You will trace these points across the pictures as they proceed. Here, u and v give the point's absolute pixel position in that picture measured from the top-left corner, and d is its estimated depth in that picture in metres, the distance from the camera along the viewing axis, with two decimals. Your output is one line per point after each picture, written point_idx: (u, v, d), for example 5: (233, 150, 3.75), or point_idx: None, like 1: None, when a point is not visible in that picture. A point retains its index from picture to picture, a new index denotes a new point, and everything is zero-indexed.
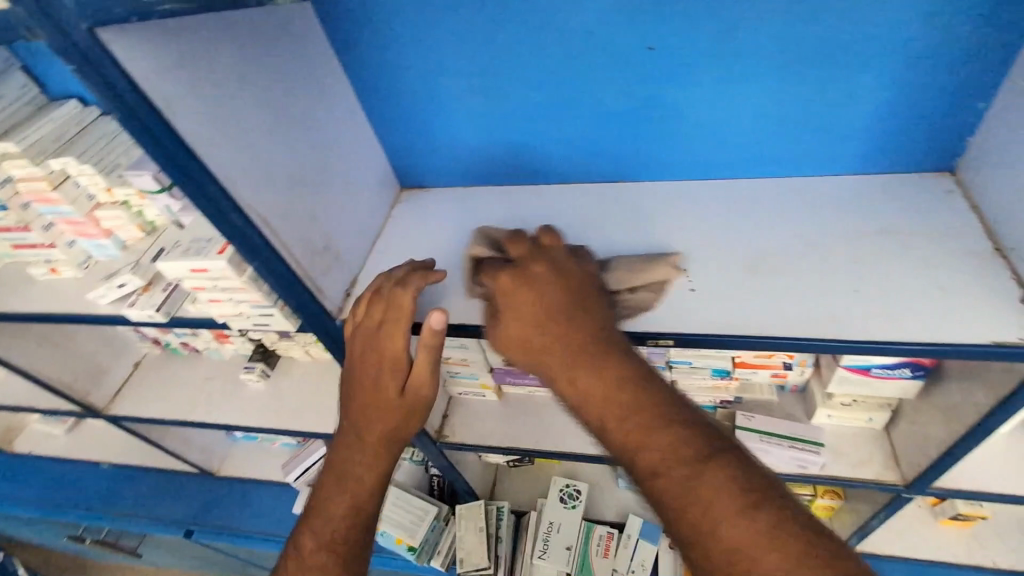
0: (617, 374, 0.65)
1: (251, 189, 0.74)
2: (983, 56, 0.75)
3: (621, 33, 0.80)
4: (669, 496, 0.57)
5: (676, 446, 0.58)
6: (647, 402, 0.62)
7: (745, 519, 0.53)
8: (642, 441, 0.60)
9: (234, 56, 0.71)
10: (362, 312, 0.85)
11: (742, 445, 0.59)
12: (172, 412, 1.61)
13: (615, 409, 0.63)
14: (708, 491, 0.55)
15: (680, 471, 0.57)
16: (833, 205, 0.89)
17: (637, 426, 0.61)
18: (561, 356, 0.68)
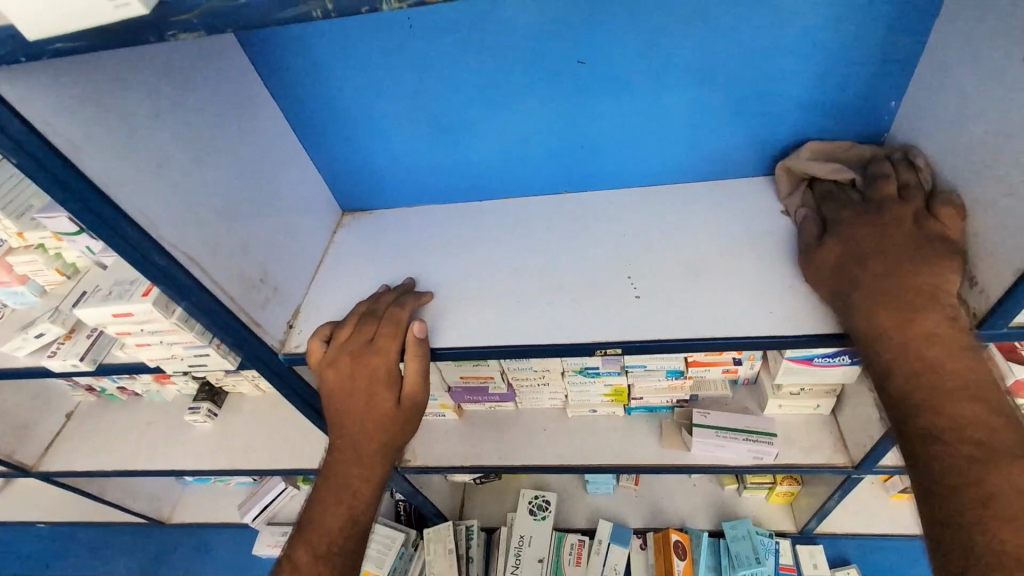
0: (956, 345, 0.66)
1: (175, 228, 0.70)
2: (887, 59, 0.79)
3: (552, 51, 0.81)
4: (953, 456, 0.63)
5: (991, 431, 0.62)
6: (972, 381, 0.65)
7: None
8: (949, 403, 0.65)
9: (148, 90, 0.67)
10: (351, 328, 0.84)
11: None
12: (113, 462, 1.51)
13: (929, 371, 0.66)
14: (999, 475, 0.60)
15: (972, 447, 0.62)
16: (766, 204, 0.92)
17: (944, 392, 0.65)
18: (893, 298, 0.69)
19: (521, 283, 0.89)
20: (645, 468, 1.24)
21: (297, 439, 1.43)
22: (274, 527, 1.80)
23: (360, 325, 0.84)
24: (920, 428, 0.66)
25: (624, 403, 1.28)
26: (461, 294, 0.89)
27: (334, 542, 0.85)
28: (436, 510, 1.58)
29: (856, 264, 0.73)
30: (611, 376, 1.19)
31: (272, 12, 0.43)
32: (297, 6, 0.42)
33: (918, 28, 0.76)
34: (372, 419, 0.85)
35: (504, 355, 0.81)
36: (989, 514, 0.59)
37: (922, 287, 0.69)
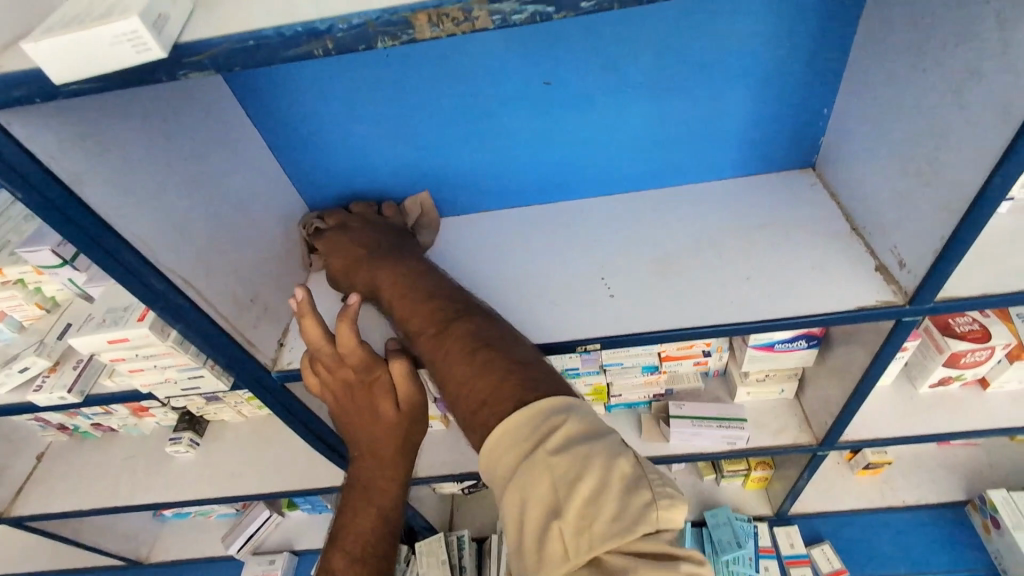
0: (416, 269, 0.85)
1: (169, 253, 0.73)
2: (816, 72, 0.90)
3: (519, 74, 0.88)
4: (425, 348, 0.73)
5: (445, 307, 0.76)
6: (424, 284, 0.81)
7: (463, 353, 0.68)
8: (416, 312, 0.77)
9: (139, 123, 0.70)
10: (325, 355, 0.85)
11: (489, 332, 0.71)
12: (90, 501, 1.47)
13: (408, 290, 0.81)
14: (446, 339, 0.71)
15: (431, 329, 0.74)
16: (722, 205, 1.00)
17: (411, 302, 0.79)
18: (378, 266, 0.87)
19: (502, 290, 0.94)
20: None
21: (286, 462, 1.44)
22: (260, 556, 1.77)
23: (336, 351, 0.85)
24: (412, 341, 0.77)
25: (604, 402, 1.34)
26: None
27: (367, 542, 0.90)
28: (427, 522, 1.61)
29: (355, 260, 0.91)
30: (591, 376, 1.25)
31: (277, 50, 0.47)
32: (301, 45, 0.47)
33: (839, 43, 0.86)
34: (380, 430, 0.87)
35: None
36: (447, 375, 0.68)
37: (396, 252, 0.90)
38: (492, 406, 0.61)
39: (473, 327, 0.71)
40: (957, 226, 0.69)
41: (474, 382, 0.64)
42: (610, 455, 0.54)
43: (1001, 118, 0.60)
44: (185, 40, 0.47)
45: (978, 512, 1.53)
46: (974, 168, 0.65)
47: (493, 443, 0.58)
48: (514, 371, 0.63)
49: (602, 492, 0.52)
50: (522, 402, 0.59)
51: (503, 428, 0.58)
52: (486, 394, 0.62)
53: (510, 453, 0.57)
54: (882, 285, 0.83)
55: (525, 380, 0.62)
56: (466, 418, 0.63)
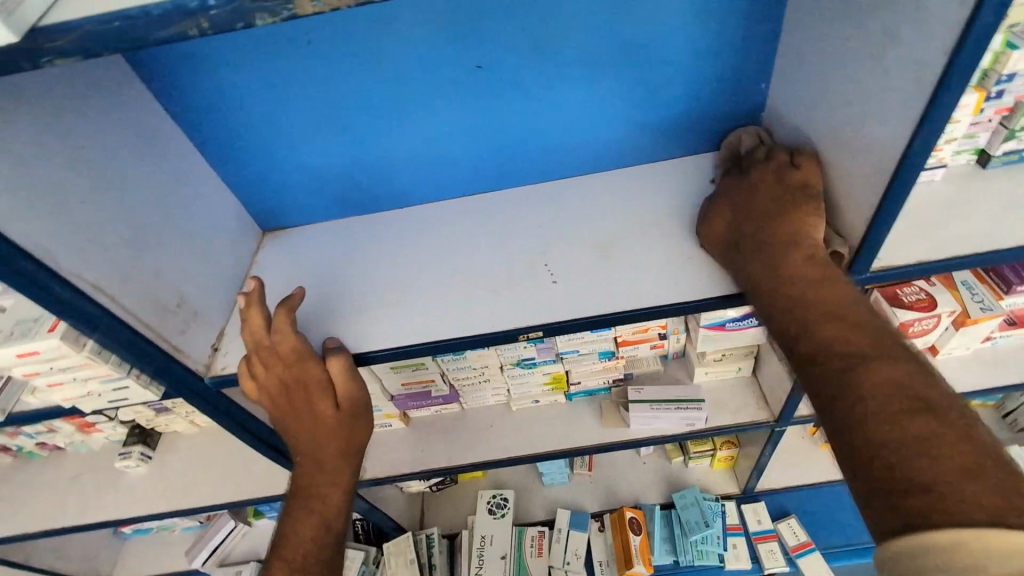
0: (813, 286, 0.71)
1: (73, 256, 0.69)
2: (749, 47, 0.89)
3: (448, 56, 0.85)
4: (822, 377, 0.65)
5: (860, 342, 0.65)
6: (833, 311, 0.69)
7: (893, 412, 0.58)
8: (818, 335, 0.67)
9: (30, 119, 0.66)
10: (262, 351, 0.82)
11: (945, 400, 0.59)
12: (37, 523, 1.41)
13: (798, 312, 0.70)
14: (867, 385, 0.61)
15: (842, 363, 0.64)
16: (666, 185, 0.99)
17: (822, 324, 0.68)
18: (755, 262, 0.76)
19: (446, 282, 0.92)
20: (590, 449, 1.29)
21: (244, 470, 1.40)
22: (226, 569, 1.72)
23: (272, 347, 0.82)
24: (802, 365, 0.68)
25: (564, 390, 1.33)
26: (387, 300, 0.91)
27: (310, 549, 0.87)
28: (396, 523, 1.58)
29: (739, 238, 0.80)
30: (548, 365, 1.23)
31: (149, 31, 0.44)
32: (173, 25, 0.44)
33: (772, 15, 0.85)
34: (322, 428, 0.86)
35: (427, 352, 0.84)
36: (863, 423, 0.60)
37: (761, 247, 0.76)
38: (942, 495, 0.52)
39: (903, 381, 0.60)
40: (884, 193, 0.69)
41: (924, 452, 0.55)
42: None
43: (917, 82, 0.60)
44: (45, 23, 0.43)
45: None
46: (896, 133, 0.65)
47: (955, 547, 0.47)
48: (980, 464, 0.53)
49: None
50: (998, 516, 0.49)
51: (965, 538, 0.47)
52: (926, 478, 0.53)
53: (968, 568, 0.46)
54: None
55: (996, 484, 0.51)
56: (882, 485, 0.55)
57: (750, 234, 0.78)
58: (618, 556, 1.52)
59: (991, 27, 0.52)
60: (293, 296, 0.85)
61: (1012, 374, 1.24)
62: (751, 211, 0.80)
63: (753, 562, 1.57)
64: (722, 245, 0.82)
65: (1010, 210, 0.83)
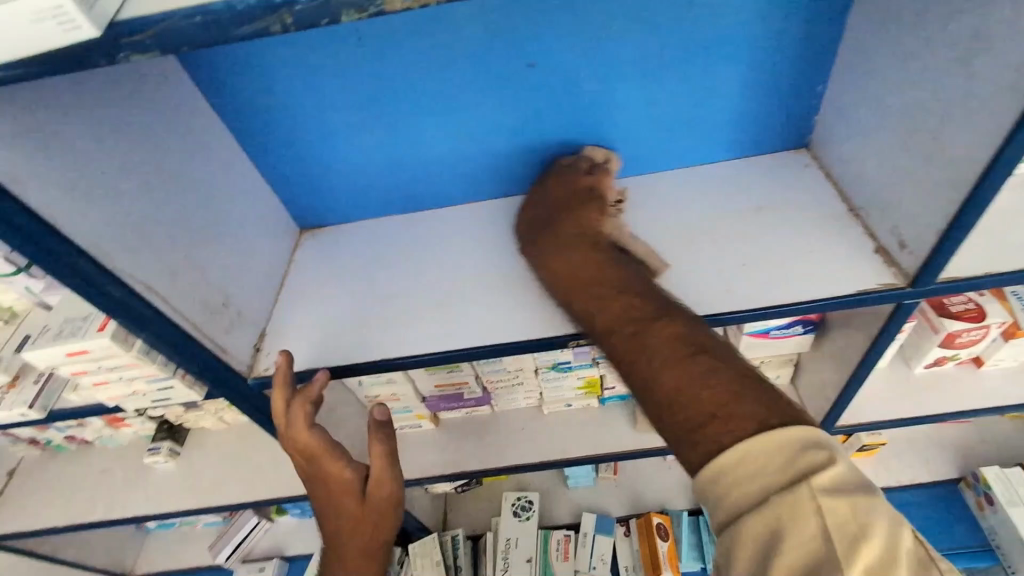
0: (607, 265, 0.78)
1: (128, 257, 0.68)
2: (808, 49, 0.86)
3: (500, 56, 0.83)
4: (620, 348, 0.68)
5: (636, 306, 0.70)
6: (622, 283, 0.75)
7: (675, 359, 0.62)
8: (609, 311, 0.72)
9: (86, 115, 0.65)
10: (286, 445, 0.83)
11: (708, 336, 0.65)
12: (66, 517, 1.41)
13: (598, 291, 0.75)
14: (653, 342, 0.65)
15: (630, 329, 0.68)
16: (715, 190, 0.97)
17: (610, 299, 0.73)
18: (563, 251, 0.82)
19: (491, 285, 0.90)
20: (624, 455, 1.27)
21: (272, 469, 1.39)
22: (249, 565, 1.72)
23: (294, 442, 0.82)
24: (606, 344, 0.71)
25: (598, 395, 1.31)
26: (430, 303, 0.90)
27: None
28: (421, 523, 1.57)
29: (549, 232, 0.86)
30: (584, 369, 1.22)
31: (228, 27, 0.42)
32: (255, 20, 0.42)
33: (836, 13, 0.82)
34: (343, 523, 0.82)
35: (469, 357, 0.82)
36: (650, 380, 0.63)
37: (566, 236, 0.83)
38: (727, 420, 0.55)
39: (681, 331, 0.65)
40: (961, 205, 0.66)
41: (700, 390, 0.58)
42: (892, 519, 0.48)
43: (1010, 89, 0.57)
44: (121, 17, 0.42)
45: (971, 489, 1.54)
46: (980, 142, 0.62)
47: (742, 462, 0.52)
48: (745, 383, 0.58)
49: (888, 566, 0.45)
50: (769, 422, 0.53)
51: (753, 448, 0.52)
52: (697, 414, 0.57)
53: (760, 478, 0.51)
54: (882, 267, 0.80)
55: (759, 397, 0.56)
56: (681, 434, 0.58)
57: (561, 229, 0.85)
58: (645, 562, 1.51)
59: None
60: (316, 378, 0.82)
61: None
62: (562, 208, 0.88)
63: None
64: (530, 241, 0.89)
65: None
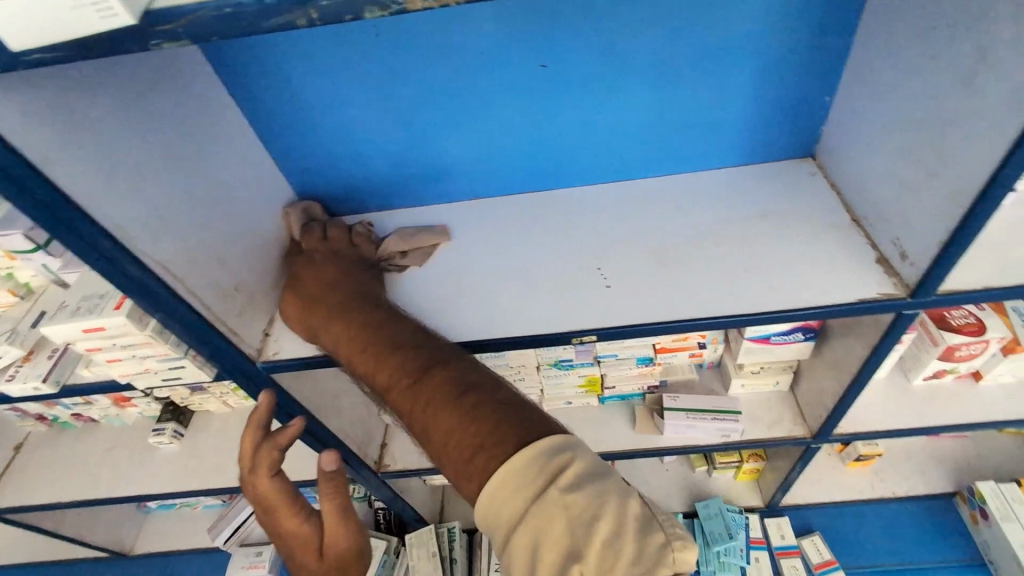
0: (384, 321, 0.81)
1: (146, 238, 0.70)
2: (818, 59, 0.87)
3: (514, 56, 0.85)
4: (401, 401, 0.70)
5: (412, 359, 0.73)
6: (402, 336, 0.78)
7: (443, 402, 0.66)
8: (388, 365, 0.74)
9: (112, 98, 0.67)
10: (247, 489, 0.88)
11: (472, 374, 0.70)
12: (70, 493, 1.44)
13: (378, 350, 0.77)
14: (427, 390, 0.68)
15: (409, 380, 0.71)
16: (720, 195, 0.98)
17: (385, 356, 0.76)
18: (343, 314, 0.83)
19: (495, 280, 0.92)
20: (622, 454, 1.29)
21: None
22: (247, 549, 1.74)
23: (255, 489, 0.87)
24: (388, 401, 0.73)
25: (598, 394, 1.33)
26: (437, 296, 0.91)
27: None
28: (417, 514, 1.59)
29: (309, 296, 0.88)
30: (585, 367, 1.24)
31: (256, 20, 0.44)
32: (282, 14, 0.43)
33: (847, 24, 0.83)
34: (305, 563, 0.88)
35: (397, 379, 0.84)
36: (428, 427, 0.66)
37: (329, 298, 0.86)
38: (488, 452, 0.59)
39: (453, 374, 0.69)
40: (963, 218, 0.67)
41: (464, 428, 0.62)
42: (620, 494, 0.55)
43: (1014, 105, 0.58)
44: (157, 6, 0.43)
45: (967, 504, 1.54)
46: (983, 157, 0.63)
47: (504, 483, 0.56)
48: (504, 410, 0.63)
49: (619, 534, 0.52)
50: (523, 443, 0.58)
51: (505, 472, 0.56)
52: (469, 450, 0.60)
53: (514, 495, 0.55)
54: (884, 277, 0.81)
55: (516, 420, 0.61)
56: (462, 471, 0.60)
57: (325, 294, 0.88)
58: None
59: None
60: (282, 431, 0.86)
61: None
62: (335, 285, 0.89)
63: None
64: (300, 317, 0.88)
65: None
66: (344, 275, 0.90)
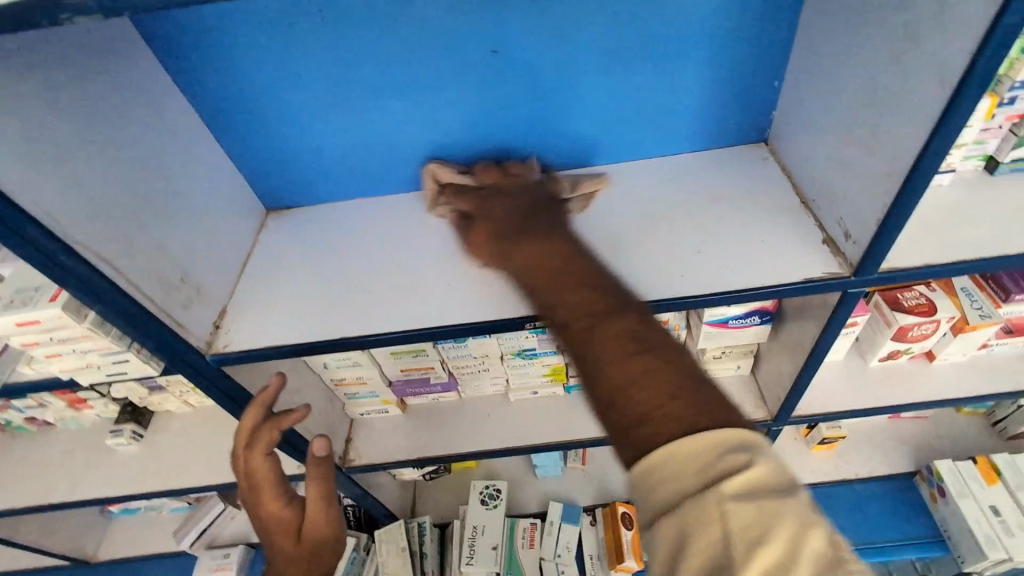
0: (568, 261, 0.78)
1: (80, 227, 0.67)
2: (763, 45, 0.89)
3: (463, 40, 0.84)
4: (571, 339, 0.70)
5: (597, 304, 0.72)
6: (599, 277, 0.76)
7: (623, 354, 0.65)
8: (573, 302, 0.73)
9: (38, 82, 0.64)
10: (236, 463, 0.90)
11: (659, 336, 0.67)
12: (24, 499, 1.39)
13: (556, 290, 0.75)
14: (603, 336, 0.68)
15: (583, 323, 0.70)
16: (674, 180, 0.99)
17: (567, 293, 0.74)
18: (559, 246, 0.80)
19: (451, 268, 0.91)
20: (588, 442, 1.30)
21: None
22: (214, 551, 1.70)
23: (245, 464, 0.89)
24: (558, 336, 0.73)
25: (563, 382, 1.33)
26: (392, 285, 0.91)
27: None
28: (388, 510, 1.58)
29: (511, 229, 0.85)
30: (549, 356, 1.24)
31: None
32: None
33: (788, 9, 0.84)
34: (280, 546, 0.89)
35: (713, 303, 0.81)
36: (600, 371, 0.65)
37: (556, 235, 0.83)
38: (656, 423, 0.57)
39: (632, 331, 0.67)
40: (896, 195, 0.69)
41: (641, 387, 0.61)
42: (800, 521, 0.49)
43: (939, 83, 0.60)
44: None
45: (926, 482, 1.59)
46: (913, 134, 0.65)
47: (663, 462, 0.55)
48: (686, 387, 0.60)
49: (791, 561, 0.47)
50: (694, 427, 0.56)
51: (670, 452, 0.55)
52: (649, 409, 0.59)
53: (668, 476, 0.54)
54: (829, 257, 0.83)
55: (698, 402, 0.58)
56: (622, 429, 0.60)
57: (508, 226, 0.86)
58: (609, 552, 1.54)
59: (1013, 30, 0.52)
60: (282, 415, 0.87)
61: (1004, 382, 1.25)
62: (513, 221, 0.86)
63: None
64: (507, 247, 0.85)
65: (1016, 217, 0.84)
66: (523, 213, 0.87)
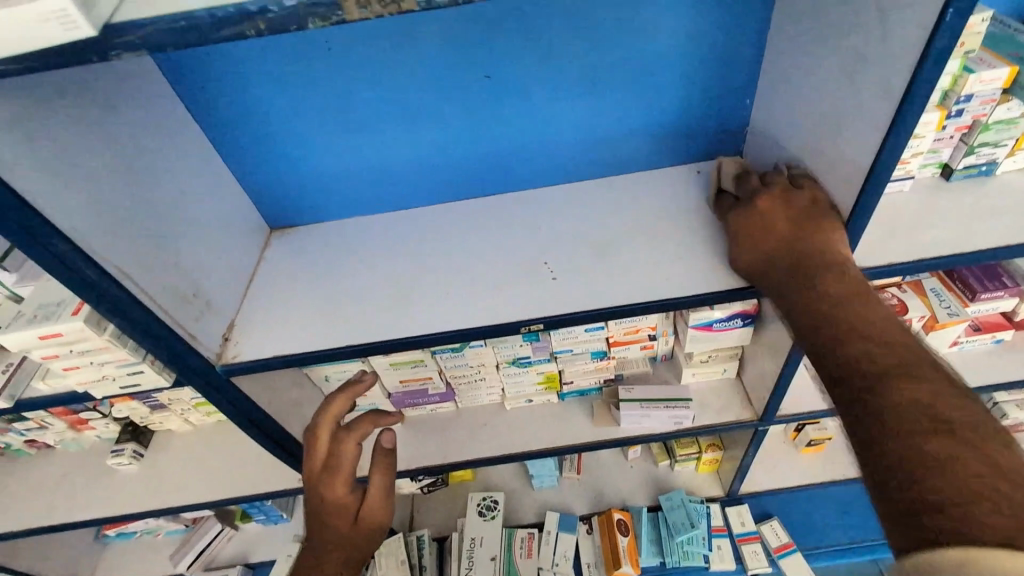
0: (846, 299, 0.71)
1: (103, 242, 0.72)
2: (732, 67, 0.97)
3: (458, 65, 0.91)
4: (840, 390, 0.65)
5: (877, 356, 0.64)
6: (867, 323, 0.68)
7: (913, 425, 0.57)
8: (843, 349, 0.67)
9: (70, 109, 0.70)
10: (319, 442, 0.94)
11: (969, 414, 0.56)
12: (23, 522, 1.39)
13: (826, 330, 0.70)
14: (888, 396, 0.60)
15: (861, 376, 0.63)
16: (656, 192, 1.06)
17: (840, 338, 0.68)
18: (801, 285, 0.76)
19: (449, 278, 0.97)
20: (583, 447, 1.34)
21: (239, 467, 1.41)
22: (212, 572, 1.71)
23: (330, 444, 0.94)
24: (824, 384, 0.68)
25: (558, 390, 1.38)
26: (394, 295, 0.96)
27: None
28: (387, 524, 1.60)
29: (770, 259, 0.82)
30: (543, 364, 1.30)
31: (208, 30, 0.48)
32: (231, 26, 0.48)
33: (753, 35, 0.93)
34: (335, 529, 0.94)
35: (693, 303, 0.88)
36: (878, 433, 0.58)
37: (820, 267, 0.76)
38: (951, 515, 0.49)
39: (928, 396, 0.58)
40: (862, 189, 0.75)
41: (936, 467, 0.53)
42: None
43: (886, 97, 0.68)
44: (116, 19, 0.47)
45: None
46: (866, 143, 0.72)
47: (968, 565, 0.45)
48: (1002, 485, 0.50)
49: None
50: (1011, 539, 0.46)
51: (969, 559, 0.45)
52: (944, 497, 0.51)
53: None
54: None
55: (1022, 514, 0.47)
56: (901, 506, 0.53)
57: (776, 244, 0.81)
58: (607, 559, 1.57)
59: (945, 51, 0.60)
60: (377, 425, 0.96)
61: (975, 377, 1.32)
62: (773, 248, 0.81)
63: (737, 563, 1.62)
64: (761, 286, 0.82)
65: (969, 218, 0.91)
66: (790, 229, 0.81)
